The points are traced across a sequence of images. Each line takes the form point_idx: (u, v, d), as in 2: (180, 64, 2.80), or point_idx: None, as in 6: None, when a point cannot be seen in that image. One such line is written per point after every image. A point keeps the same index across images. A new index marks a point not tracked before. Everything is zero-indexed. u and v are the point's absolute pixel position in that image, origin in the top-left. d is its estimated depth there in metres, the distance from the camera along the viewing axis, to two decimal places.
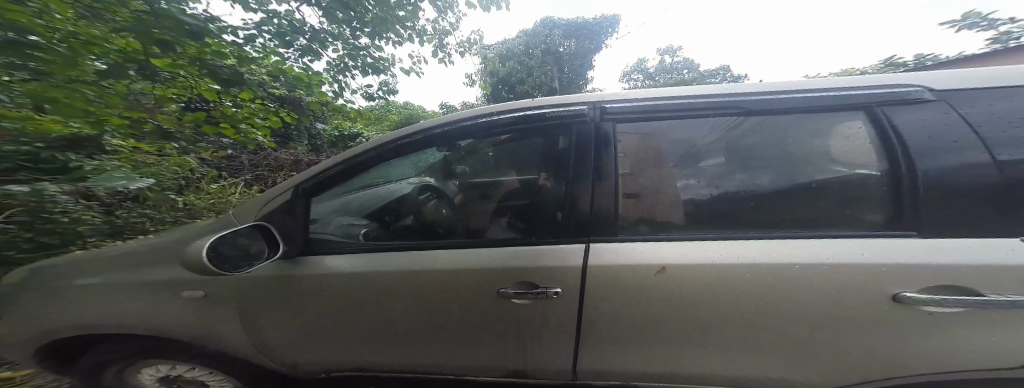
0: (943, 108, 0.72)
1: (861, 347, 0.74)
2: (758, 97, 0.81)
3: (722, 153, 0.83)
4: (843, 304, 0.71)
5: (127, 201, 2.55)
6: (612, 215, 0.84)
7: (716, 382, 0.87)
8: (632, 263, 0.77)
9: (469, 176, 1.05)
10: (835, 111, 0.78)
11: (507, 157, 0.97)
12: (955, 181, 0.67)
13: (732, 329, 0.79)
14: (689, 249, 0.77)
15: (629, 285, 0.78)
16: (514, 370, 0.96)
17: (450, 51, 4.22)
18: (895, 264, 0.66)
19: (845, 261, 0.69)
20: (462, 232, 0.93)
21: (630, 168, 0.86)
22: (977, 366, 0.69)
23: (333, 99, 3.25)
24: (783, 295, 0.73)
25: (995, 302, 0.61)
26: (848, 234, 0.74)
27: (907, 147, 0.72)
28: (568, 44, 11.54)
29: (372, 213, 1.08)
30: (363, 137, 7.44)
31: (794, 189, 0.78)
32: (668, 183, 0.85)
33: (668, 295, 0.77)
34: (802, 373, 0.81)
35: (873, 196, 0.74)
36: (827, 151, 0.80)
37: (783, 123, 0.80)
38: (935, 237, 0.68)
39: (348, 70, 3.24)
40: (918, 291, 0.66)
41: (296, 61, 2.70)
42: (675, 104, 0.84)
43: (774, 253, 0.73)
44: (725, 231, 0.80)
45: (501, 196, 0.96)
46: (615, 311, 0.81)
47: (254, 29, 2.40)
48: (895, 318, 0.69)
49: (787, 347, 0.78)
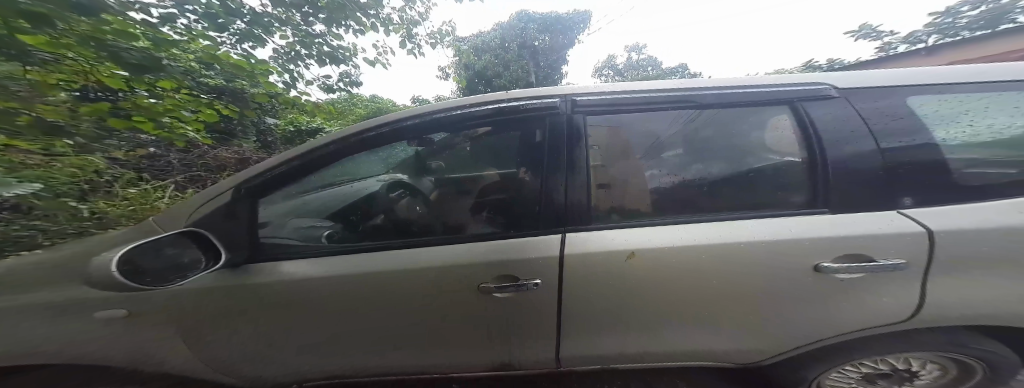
0: (845, 105, 0.85)
1: (798, 313, 0.85)
2: (711, 92, 0.88)
3: (685, 143, 0.89)
4: (783, 276, 0.81)
5: (2, 212, 2.09)
6: (586, 206, 0.87)
7: (684, 356, 0.95)
8: (605, 250, 0.81)
9: (445, 171, 1.00)
10: (773, 106, 0.88)
11: (483, 150, 0.95)
12: (859, 166, 0.80)
13: (694, 306, 0.86)
14: (655, 234, 0.83)
15: (603, 271, 0.82)
16: (501, 363, 0.97)
17: (419, 42, 4.03)
18: (816, 237, 0.77)
19: (784, 237, 0.79)
20: (437, 229, 0.91)
21: (601, 160, 0.90)
22: (879, 319, 0.83)
23: (285, 91, 2.96)
24: (734, 271, 0.81)
25: (882, 266, 0.76)
26: (786, 214, 0.83)
27: (822, 138, 0.83)
28: (539, 38, 11.57)
29: (338, 214, 0.99)
30: (323, 133, 6.90)
31: (741, 176, 0.87)
32: (637, 173, 0.89)
33: (638, 278, 0.82)
34: (753, 341, 0.91)
35: (802, 180, 0.84)
36: (766, 142, 0.90)
37: (733, 116, 0.88)
38: (844, 213, 0.80)
39: (300, 59, 2.98)
40: (834, 261, 0.78)
41: (232, 48, 2.41)
42: (639, 98, 0.88)
43: (727, 234, 0.81)
44: (686, 216, 0.86)
45: (477, 191, 0.94)
46: (590, 297, 0.85)
47: (174, 8, 2.08)
48: (820, 285, 0.81)
49: (740, 318, 0.88)
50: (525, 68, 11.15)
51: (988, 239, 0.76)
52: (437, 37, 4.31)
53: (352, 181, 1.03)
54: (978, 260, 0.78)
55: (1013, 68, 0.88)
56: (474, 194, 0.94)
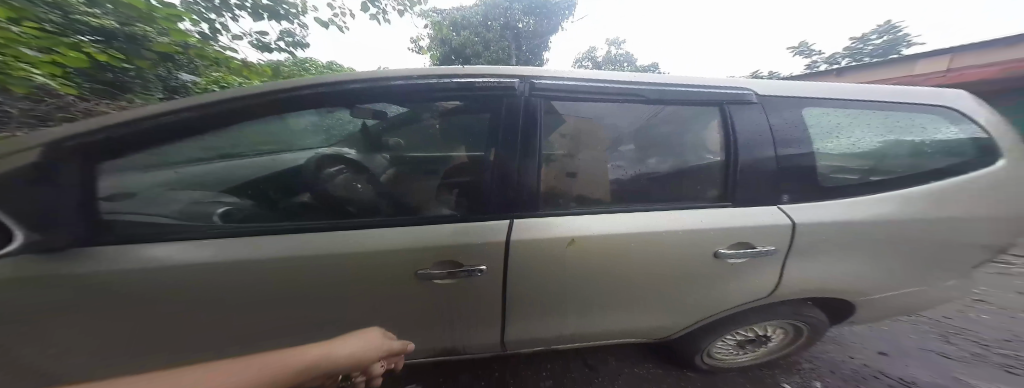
0: (758, 111, 0.97)
1: (706, 293, 0.99)
2: (657, 87, 0.93)
3: (634, 137, 0.94)
4: (694, 260, 0.93)
5: None
6: (537, 192, 0.88)
7: (616, 334, 1.06)
8: (549, 237, 0.85)
9: (404, 150, 0.95)
10: (710, 105, 0.95)
11: (442, 128, 0.90)
12: (757, 167, 0.94)
13: (631, 288, 0.95)
14: (597, 222, 0.88)
15: (544, 257, 0.85)
16: (444, 349, 0.99)
17: (384, 6, 3.63)
18: (715, 226, 0.91)
19: (695, 225, 0.91)
20: (380, 211, 0.86)
21: (567, 149, 0.91)
22: (753, 295, 1.02)
23: (203, 43, 2.49)
24: (663, 254, 0.90)
25: (759, 252, 0.93)
26: (708, 207, 0.94)
27: (736, 140, 0.94)
28: (521, 20, 11.15)
29: (267, 187, 0.87)
30: None
31: (675, 172, 0.95)
32: (601, 165, 0.93)
33: (578, 264, 0.88)
34: (671, 319, 1.05)
35: (714, 178, 0.96)
36: (705, 141, 0.97)
37: (682, 114, 0.95)
38: (744, 207, 0.94)
39: (227, 8, 2.51)
40: (729, 248, 0.93)
41: None
42: (595, 87, 0.89)
43: (660, 223, 0.90)
44: (634, 206, 0.93)
45: (433, 171, 0.91)
46: (532, 282, 0.89)
47: None
48: (717, 271, 0.95)
49: (662, 300, 0.99)
50: (503, 50, 10.75)
51: (834, 231, 0.97)
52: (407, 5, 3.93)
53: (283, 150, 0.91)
54: (824, 246, 0.98)
55: (877, 91, 1.08)
56: (434, 175, 0.91)
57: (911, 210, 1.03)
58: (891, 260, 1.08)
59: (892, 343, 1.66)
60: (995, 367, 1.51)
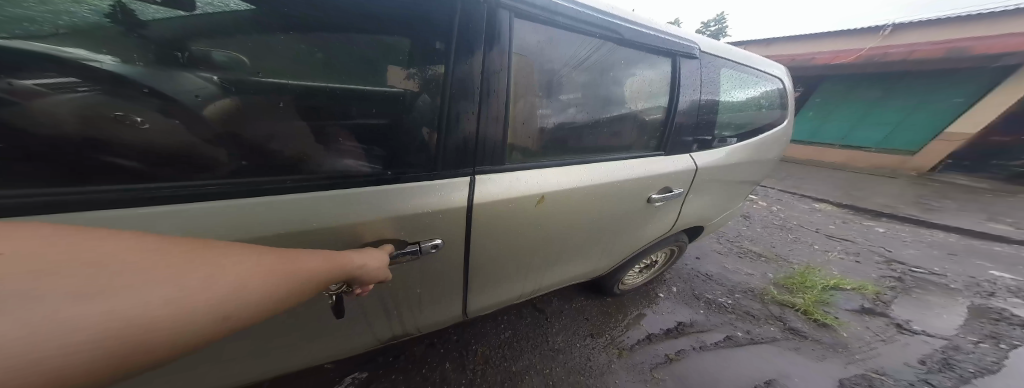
0: (692, 66, 1.08)
1: (631, 235, 1.19)
2: (629, 25, 0.88)
3: (576, 81, 0.86)
4: (630, 207, 1.07)
5: None
6: (499, 143, 0.76)
7: (551, 286, 1.13)
8: (515, 197, 0.78)
9: (239, 72, 0.53)
10: (659, 56, 0.99)
11: (320, 42, 0.56)
12: (683, 121, 1.12)
13: (577, 238, 1.01)
14: (545, 176, 0.84)
15: (515, 214, 0.80)
16: (397, 334, 0.90)
17: None
18: (640, 174, 1.04)
19: (633, 176, 1.03)
20: (223, 170, 0.53)
21: (516, 91, 0.76)
22: (659, 229, 1.28)
23: None
24: (606, 202, 0.99)
25: (671, 195, 1.16)
26: (646, 157, 1.08)
27: (675, 83, 1.06)
28: None
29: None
30: None
31: (609, 120, 0.97)
32: (536, 113, 0.81)
33: (540, 222, 0.87)
34: (602, 261, 1.20)
35: (642, 136, 1.06)
36: (626, 92, 0.98)
37: (628, 58, 0.93)
38: (671, 155, 1.13)
39: None
40: (658, 193, 1.12)
41: None
42: (575, 12, 0.75)
43: (611, 175, 0.98)
44: (576, 157, 0.93)
45: (310, 104, 0.59)
46: (490, 246, 0.82)
47: None
48: (642, 213, 1.14)
49: (598, 246, 1.12)
50: None
51: (710, 173, 1.29)
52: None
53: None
54: (704, 187, 1.32)
55: (745, 57, 1.34)
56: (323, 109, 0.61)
57: (744, 159, 1.47)
58: (726, 194, 1.55)
59: (703, 250, 2.54)
60: (740, 256, 2.56)
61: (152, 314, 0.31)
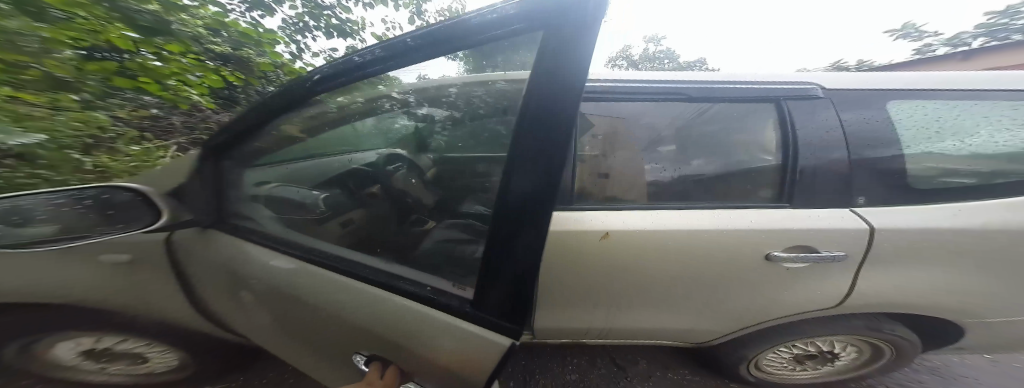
0: (826, 105, 0.96)
1: (743, 301, 1.01)
2: (698, 86, 0.94)
3: (677, 136, 0.98)
4: (732, 262, 0.94)
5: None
6: (571, 189, 0.94)
7: (643, 334, 1.12)
8: (578, 232, 0.91)
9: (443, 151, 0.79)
10: (752, 104, 0.96)
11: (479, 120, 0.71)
12: (823, 169, 0.93)
13: (658, 287, 0.99)
14: (631, 220, 0.93)
15: (575, 252, 0.92)
16: None
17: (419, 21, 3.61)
18: (754, 227, 0.92)
19: (732, 229, 0.92)
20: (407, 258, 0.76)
21: (601, 149, 0.96)
22: (823, 300, 1.01)
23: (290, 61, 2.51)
24: (702, 251, 0.93)
25: (828, 258, 0.92)
26: (756, 207, 0.96)
27: (788, 128, 0.94)
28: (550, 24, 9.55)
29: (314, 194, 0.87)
30: None
31: (743, 172, 0.98)
32: (639, 166, 0.96)
33: (607, 260, 0.93)
34: (705, 323, 1.08)
35: (762, 182, 0.97)
36: (754, 140, 0.98)
37: (730, 112, 0.97)
38: (805, 208, 0.93)
39: (308, 30, 2.55)
40: (784, 250, 0.93)
41: (241, 15, 2.15)
42: (637, 89, 0.94)
43: (707, 221, 0.93)
44: (676, 204, 0.96)
45: (458, 194, 0.74)
46: (555, 276, 0.95)
47: None
48: (766, 274, 0.96)
49: (699, 305, 1.04)
50: None
51: (913, 239, 0.93)
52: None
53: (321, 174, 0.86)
54: (907, 257, 0.95)
55: (930, 79, 1.02)
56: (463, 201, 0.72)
57: (1011, 224, 0.96)
58: (977, 276, 1.01)
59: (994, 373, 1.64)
60: None
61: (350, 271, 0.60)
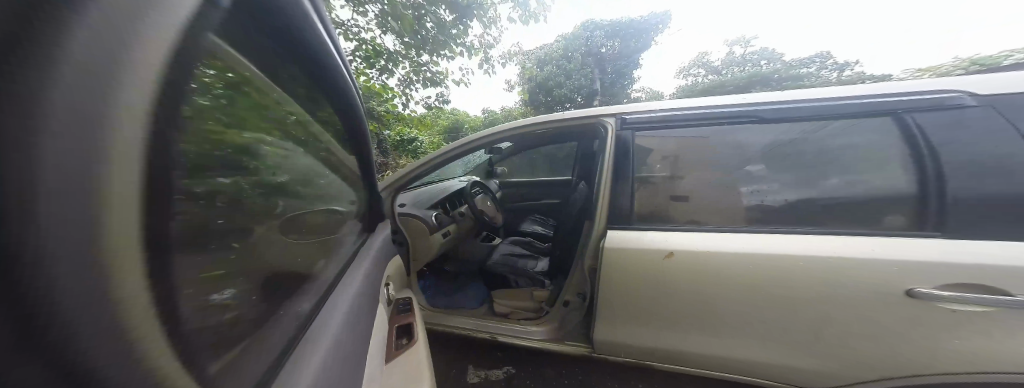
0: (986, 113, 0.84)
1: (867, 338, 0.92)
2: (775, 107, 1.04)
3: (764, 159, 1.07)
4: (848, 294, 0.91)
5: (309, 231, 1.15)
6: (631, 213, 1.18)
7: (731, 365, 1.09)
8: (649, 248, 1.08)
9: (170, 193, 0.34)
10: (866, 117, 0.95)
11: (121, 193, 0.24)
12: (994, 194, 0.81)
13: (752, 309, 1.01)
14: (703, 242, 1.05)
15: (650, 265, 1.07)
16: None
17: (494, 64, 4.01)
18: (878, 256, 0.88)
19: (845, 256, 0.91)
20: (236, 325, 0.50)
21: (668, 172, 1.19)
22: None
23: (394, 99, 3.24)
24: (780, 274, 0.96)
25: (1018, 302, 0.76)
26: (866, 233, 0.93)
27: (927, 145, 0.89)
28: (604, 44, 9.72)
29: (352, 217, 1.11)
30: (418, 140, 7.77)
31: (870, 200, 0.94)
32: (726, 189, 1.10)
33: (679, 274, 1.05)
34: (806, 361, 1.01)
35: (902, 206, 0.91)
36: (858, 159, 0.97)
37: (840, 130, 0.98)
38: (960, 239, 0.83)
39: (412, 84, 3.23)
40: (937, 289, 0.82)
41: (378, 80, 2.91)
42: (716, 115, 1.10)
43: (792, 250, 0.95)
44: (771, 226, 1.03)
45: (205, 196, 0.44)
46: (628, 287, 1.11)
47: (350, 55, 2.60)
48: (913, 312, 0.86)
49: (803, 337, 0.99)
50: (609, 77, 9.71)
51: None
52: (525, 19, 3.64)
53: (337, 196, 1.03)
54: None
55: None
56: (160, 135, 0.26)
57: None
58: None
59: None
60: None
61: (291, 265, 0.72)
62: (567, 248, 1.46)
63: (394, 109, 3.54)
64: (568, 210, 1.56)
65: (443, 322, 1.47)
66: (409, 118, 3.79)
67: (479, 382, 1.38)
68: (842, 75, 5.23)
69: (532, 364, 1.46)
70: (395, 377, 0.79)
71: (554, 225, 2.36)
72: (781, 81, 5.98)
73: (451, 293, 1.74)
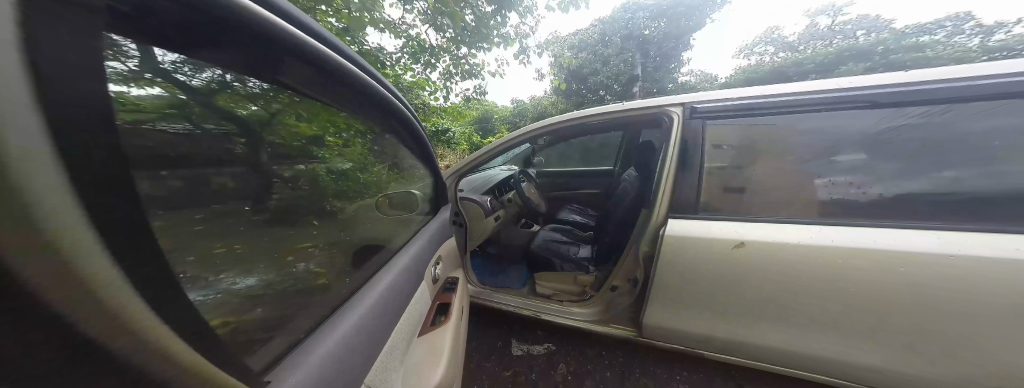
0: None
1: (989, 346, 0.82)
2: (878, 90, 0.92)
3: (860, 147, 0.95)
4: (962, 296, 0.81)
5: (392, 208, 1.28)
6: (694, 201, 1.13)
7: (807, 365, 1.03)
8: (714, 237, 1.04)
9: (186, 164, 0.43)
10: (1007, 99, 0.81)
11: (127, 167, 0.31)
12: None
13: (835, 309, 0.93)
14: (777, 234, 0.98)
15: (715, 256, 1.03)
16: None
17: (530, 54, 3.96)
18: (1014, 257, 0.76)
19: (968, 257, 0.80)
20: (291, 292, 0.60)
21: (731, 162, 1.11)
22: None
23: (434, 92, 3.37)
24: (866, 270, 0.88)
25: None
26: (998, 230, 0.80)
27: None
28: (647, 26, 8.89)
29: (421, 202, 1.24)
30: (452, 132, 8.06)
31: (1004, 195, 0.80)
32: (811, 182, 1.00)
33: (748, 266, 1.00)
34: (894, 363, 0.93)
35: None
36: (998, 148, 0.81)
37: (971, 113, 0.84)
38: None
39: (452, 77, 3.33)
40: None
41: (421, 74, 3.04)
42: (802, 102, 1.00)
43: (895, 244, 0.86)
44: (868, 220, 0.92)
45: (257, 178, 0.58)
46: (688, 278, 1.08)
47: (397, 52, 2.74)
48: None
49: (896, 339, 0.90)
50: (651, 62, 9.02)
51: None
52: (564, 6, 3.51)
53: (414, 180, 1.23)
54: None
55: None
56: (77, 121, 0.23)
57: None
58: None
59: None
60: None
61: (345, 240, 0.80)
62: (615, 237, 1.46)
63: (435, 102, 3.68)
64: (616, 203, 1.60)
65: (490, 298, 1.57)
66: (447, 110, 3.93)
67: (523, 355, 1.47)
68: (983, 41, 4.16)
69: (581, 345, 1.50)
70: (431, 344, 0.84)
71: (594, 215, 2.34)
72: (887, 54, 5.03)
73: (497, 273, 1.84)
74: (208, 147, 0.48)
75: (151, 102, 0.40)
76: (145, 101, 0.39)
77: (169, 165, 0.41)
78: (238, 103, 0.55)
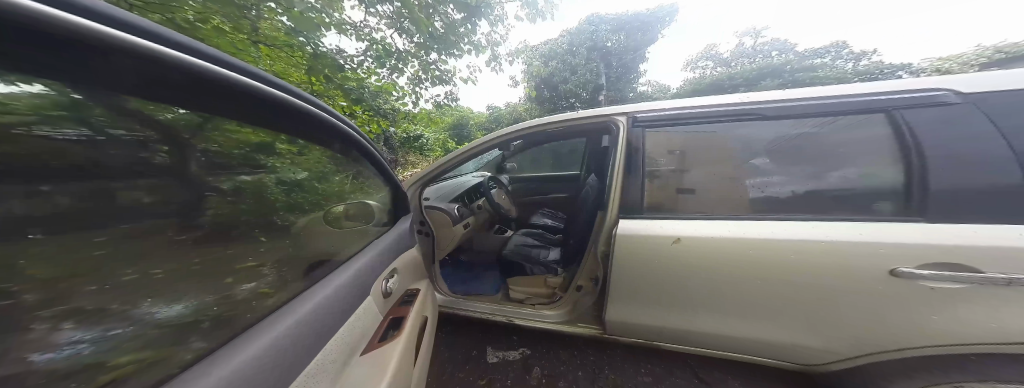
0: (967, 111, 0.88)
1: (871, 319, 0.96)
2: (777, 105, 1.07)
3: (767, 153, 1.12)
4: (853, 276, 0.94)
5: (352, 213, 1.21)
6: (642, 202, 1.22)
7: (740, 345, 1.16)
8: (656, 235, 1.13)
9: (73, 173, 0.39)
10: (860, 114, 0.99)
11: None
12: (963, 187, 0.86)
13: (762, 294, 1.06)
14: (708, 230, 1.09)
15: (659, 253, 1.12)
16: None
17: (501, 61, 4.03)
18: (884, 242, 0.90)
19: (848, 241, 0.94)
20: (239, 315, 0.55)
21: (676, 165, 1.22)
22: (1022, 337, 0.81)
23: (403, 97, 3.30)
24: (784, 258, 1.00)
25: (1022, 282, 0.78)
26: (868, 219, 0.96)
27: (917, 143, 0.92)
28: (610, 39, 9.51)
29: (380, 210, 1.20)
30: (424, 138, 7.91)
31: (873, 191, 0.98)
32: (739, 182, 1.14)
33: (685, 260, 1.10)
34: (805, 339, 1.07)
35: (886, 193, 0.96)
36: (855, 155, 1.01)
37: (847, 123, 1.01)
38: (940, 221, 0.88)
39: (421, 82, 3.28)
40: (919, 268, 0.87)
41: (388, 78, 2.96)
42: (722, 113, 1.14)
43: (803, 234, 0.99)
44: (781, 214, 1.06)
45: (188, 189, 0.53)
46: (635, 274, 1.17)
47: (361, 55, 2.64)
48: (917, 294, 0.89)
49: (806, 317, 1.04)
50: (614, 72, 9.63)
51: None
52: (531, 17, 3.64)
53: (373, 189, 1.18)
54: None
55: None
56: None
57: None
58: None
59: None
60: None
61: (296, 255, 0.75)
62: (580, 238, 1.52)
63: (404, 107, 3.60)
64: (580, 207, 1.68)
65: (460, 306, 1.55)
66: (418, 115, 3.85)
67: (499, 362, 1.46)
68: (853, 67, 5.21)
69: (551, 347, 1.53)
70: (385, 360, 0.80)
71: (563, 219, 2.42)
72: (795, 72, 5.90)
73: (467, 281, 1.82)
74: (110, 154, 0.44)
75: (28, 99, 0.38)
76: (18, 100, 0.38)
77: (53, 179, 0.37)
78: (160, 107, 0.49)
